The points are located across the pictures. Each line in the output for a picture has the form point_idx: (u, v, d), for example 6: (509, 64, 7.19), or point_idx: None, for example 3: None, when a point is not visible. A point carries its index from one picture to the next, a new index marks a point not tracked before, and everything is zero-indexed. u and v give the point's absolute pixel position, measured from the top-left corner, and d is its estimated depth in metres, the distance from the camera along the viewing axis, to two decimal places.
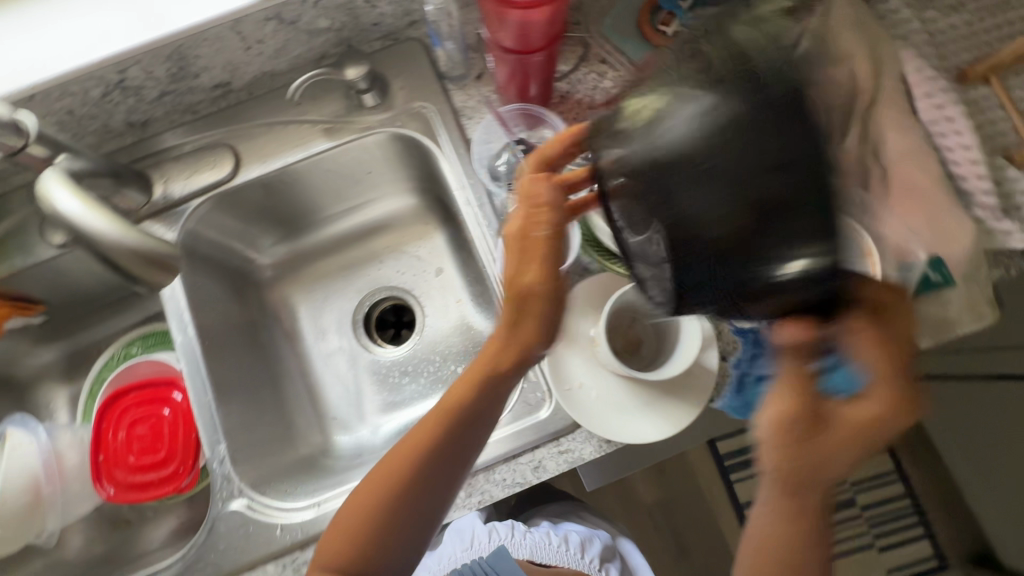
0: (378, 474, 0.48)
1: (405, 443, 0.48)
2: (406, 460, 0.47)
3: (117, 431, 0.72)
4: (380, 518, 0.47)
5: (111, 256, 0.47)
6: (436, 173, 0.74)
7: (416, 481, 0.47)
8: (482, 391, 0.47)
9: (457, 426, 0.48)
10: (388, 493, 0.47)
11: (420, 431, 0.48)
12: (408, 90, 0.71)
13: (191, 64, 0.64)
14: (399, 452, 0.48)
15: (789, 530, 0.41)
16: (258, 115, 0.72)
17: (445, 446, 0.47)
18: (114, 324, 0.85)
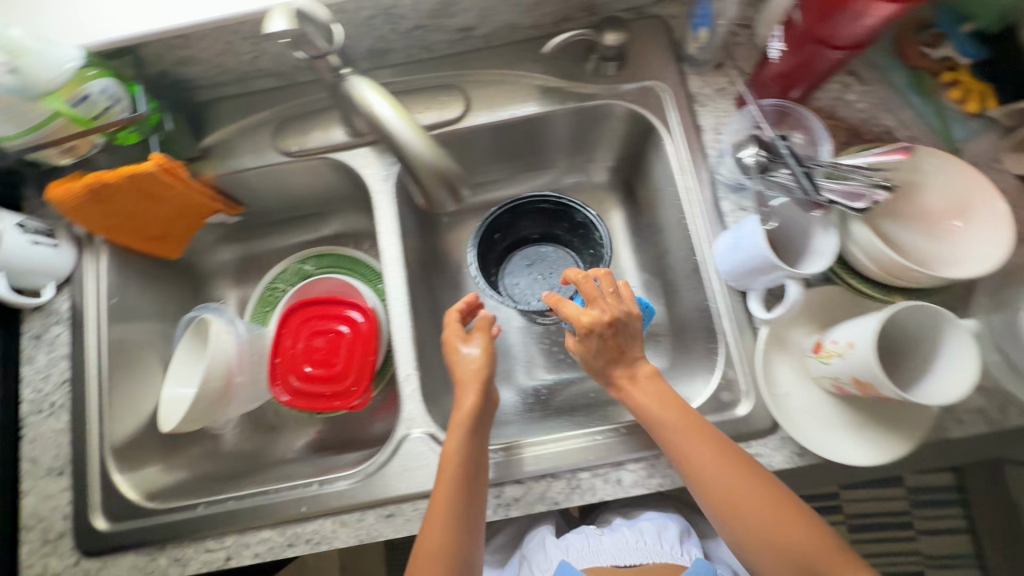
0: (434, 530, 0.52)
1: (440, 489, 0.54)
2: (454, 492, 0.54)
3: (298, 340, 0.75)
4: (452, 553, 0.51)
5: (412, 173, 0.49)
6: (648, 154, 0.74)
7: (466, 472, 0.55)
8: (476, 417, 0.58)
9: (477, 419, 0.58)
10: (454, 555, 0.51)
11: (451, 442, 0.57)
12: (643, 66, 0.71)
13: (455, 4, 0.66)
14: (442, 532, 0.52)
15: (733, 481, 0.51)
16: (490, 64, 0.73)
17: (476, 456, 0.56)
18: (289, 238, 0.88)
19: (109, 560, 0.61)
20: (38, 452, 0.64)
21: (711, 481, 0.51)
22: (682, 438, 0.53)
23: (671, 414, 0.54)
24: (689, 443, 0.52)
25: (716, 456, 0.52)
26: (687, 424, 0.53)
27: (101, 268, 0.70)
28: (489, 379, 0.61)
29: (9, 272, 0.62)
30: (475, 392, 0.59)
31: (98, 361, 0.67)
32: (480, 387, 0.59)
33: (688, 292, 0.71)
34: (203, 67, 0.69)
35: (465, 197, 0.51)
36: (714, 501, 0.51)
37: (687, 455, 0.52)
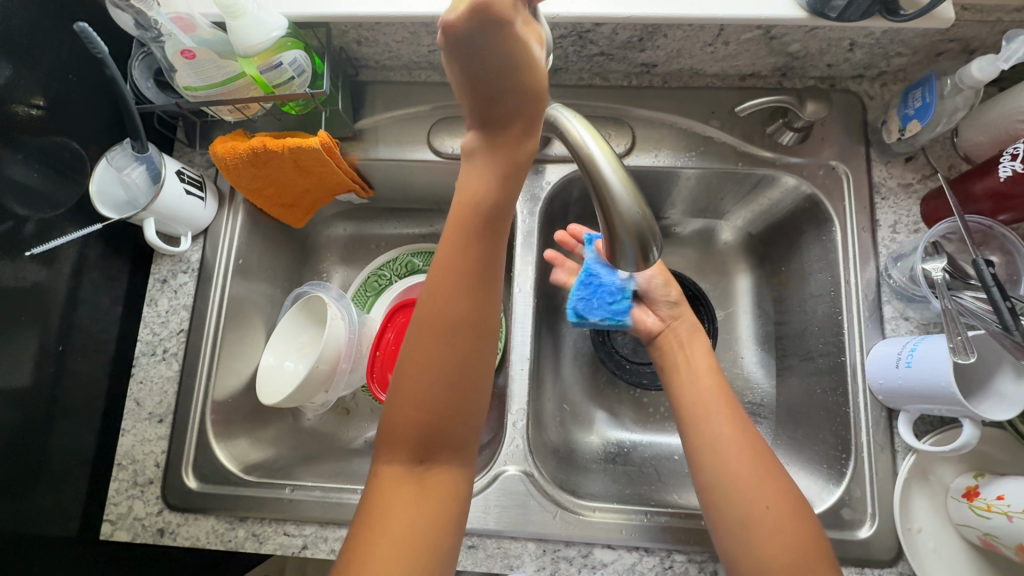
0: (425, 367, 0.47)
1: (437, 313, 0.48)
2: (455, 309, 0.48)
3: (403, 339, 0.74)
4: (438, 395, 0.47)
5: (606, 221, 0.45)
6: (803, 231, 0.69)
7: (469, 278, 0.49)
8: (478, 228, 0.49)
9: (483, 232, 0.50)
10: (441, 396, 0.47)
11: (451, 263, 0.49)
12: (827, 143, 0.66)
13: (650, 41, 0.63)
14: (428, 362, 0.47)
15: (745, 463, 0.51)
16: (662, 104, 0.69)
17: (478, 277, 0.49)
18: (402, 228, 0.86)
19: (189, 519, 0.62)
20: (144, 394, 0.66)
21: (720, 451, 0.52)
22: (705, 409, 0.54)
23: (708, 389, 0.56)
24: (707, 414, 0.54)
25: (734, 432, 0.53)
26: (716, 398, 0.55)
27: (234, 227, 0.70)
28: (516, 165, 0.48)
29: (159, 218, 0.62)
30: (487, 188, 0.49)
31: (216, 318, 0.68)
32: (497, 172, 0.48)
33: (816, 387, 0.66)
34: (377, 50, 0.68)
35: (655, 258, 0.46)
36: (759, 505, 0.49)
37: (704, 425, 0.54)
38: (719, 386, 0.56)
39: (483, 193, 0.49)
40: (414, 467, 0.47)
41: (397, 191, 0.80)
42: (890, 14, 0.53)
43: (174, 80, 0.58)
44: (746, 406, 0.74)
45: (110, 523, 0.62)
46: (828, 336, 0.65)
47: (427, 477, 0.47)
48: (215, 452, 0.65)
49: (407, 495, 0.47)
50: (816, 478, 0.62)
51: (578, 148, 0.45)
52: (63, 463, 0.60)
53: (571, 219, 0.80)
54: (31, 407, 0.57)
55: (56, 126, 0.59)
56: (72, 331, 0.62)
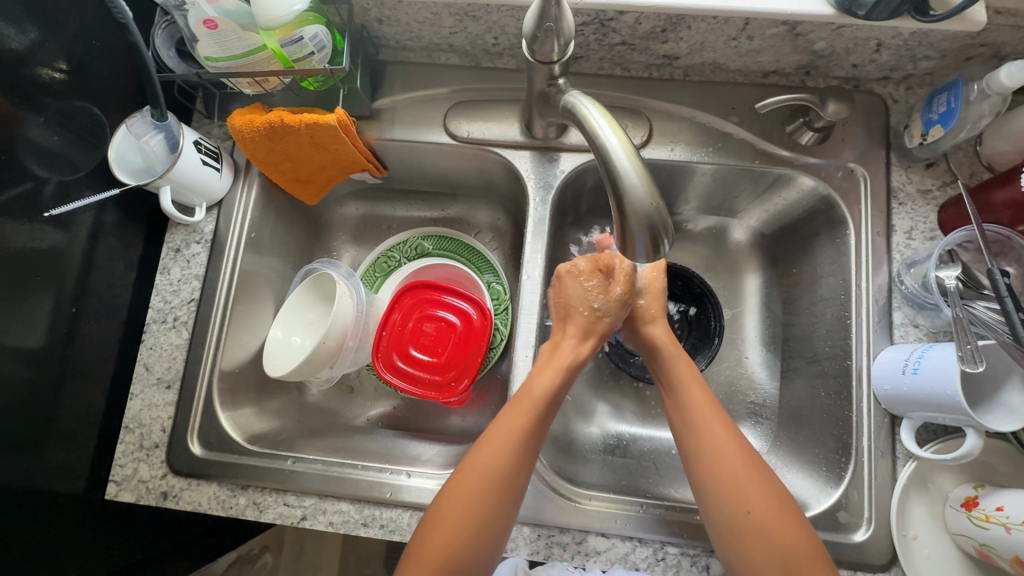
0: (461, 502, 0.50)
1: (477, 461, 0.52)
2: (499, 457, 0.52)
3: (408, 320, 0.74)
4: (467, 515, 0.50)
5: (619, 210, 0.45)
6: (816, 232, 0.69)
7: (534, 437, 0.54)
8: (540, 413, 0.55)
9: (546, 412, 0.55)
10: (470, 516, 0.50)
11: (504, 425, 0.54)
12: (847, 145, 0.65)
13: (673, 32, 0.62)
14: (465, 502, 0.50)
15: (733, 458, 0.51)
16: (682, 97, 0.68)
17: (529, 440, 0.53)
18: (413, 210, 0.86)
19: (193, 484, 0.63)
20: (153, 360, 0.67)
21: (718, 466, 0.51)
22: (700, 419, 0.54)
23: (704, 410, 0.55)
24: (704, 429, 0.53)
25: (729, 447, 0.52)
26: (708, 412, 0.54)
27: (248, 199, 0.71)
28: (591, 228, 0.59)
29: (175, 186, 0.63)
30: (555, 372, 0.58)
31: (226, 289, 0.69)
32: (557, 373, 0.58)
33: (819, 389, 0.66)
34: (399, 29, 0.67)
35: (666, 251, 0.46)
36: (737, 507, 0.49)
37: (703, 441, 0.53)
38: (711, 406, 0.55)
39: (540, 383, 0.57)
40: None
41: (411, 173, 0.80)
42: (920, 14, 0.52)
43: (196, 50, 0.59)
44: (747, 405, 0.74)
45: (116, 483, 0.64)
46: (835, 339, 0.65)
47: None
48: (220, 421, 0.65)
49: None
50: (814, 480, 0.62)
51: (593, 136, 0.47)
52: (72, 422, 0.61)
53: (583, 210, 0.79)
54: (43, 365, 0.58)
55: (77, 89, 0.60)
56: (85, 294, 0.63)
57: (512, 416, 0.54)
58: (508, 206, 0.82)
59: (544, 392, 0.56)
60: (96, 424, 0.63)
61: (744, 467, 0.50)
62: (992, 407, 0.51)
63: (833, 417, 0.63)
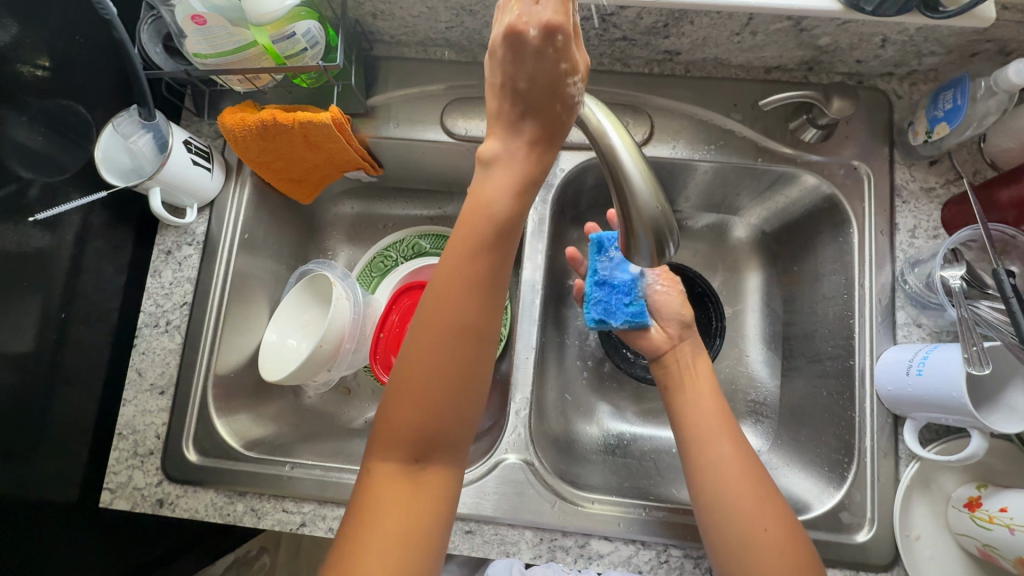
0: (422, 378, 0.46)
1: (435, 328, 0.46)
2: (458, 316, 0.46)
3: (406, 321, 0.74)
4: (427, 386, 0.46)
5: (623, 213, 0.44)
6: (819, 230, 0.68)
7: (474, 283, 0.47)
8: (494, 270, 0.47)
9: (501, 249, 0.48)
10: (434, 391, 0.46)
11: (456, 288, 0.46)
12: (850, 142, 0.65)
13: (675, 27, 0.61)
14: (426, 379, 0.46)
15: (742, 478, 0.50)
16: (683, 93, 0.67)
17: (486, 297, 0.47)
18: (410, 209, 0.85)
19: (189, 491, 0.62)
20: (146, 365, 0.65)
21: (727, 479, 0.50)
22: (709, 434, 0.53)
23: (715, 420, 0.54)
24: (712, 443, 0.52)
25: (732, 449, 0.52)
26: (717, 426, 0.54)
27: (241, 200, 0.69)
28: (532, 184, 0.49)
29: (165, 187, 0.61)
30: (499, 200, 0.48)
31: (220, 292, 0.67)
32: (510, 193, 0.47)
33: (821, 389, 0.66)
34: (394, 24, 0.66)
35: (671, 254, 0.45)
36: (747, 522, 0.48)
37: (710, 453, 0.52)
38: (717, 408, 0.55)
39: (494, 213, 0.47)
40: (409, 465, 0.46)
41: (407, 171, 0.78)
42: (929, 10, 0.51)
43: (184, 46, 0.57)
44: (748, 404, 0.74)
45: (110, 491, 0.62)
46: (837, 338, 0.64)
47: (423, 474, 0.46)
48: (215, 427, 0.64)
49: (400, 488, 0.46)
50: (816, 480, 0.62)
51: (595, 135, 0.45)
52: (64, 430, 0.60)
53: (583, 208, 0.78)
54: (32, 373, 0.57)
55: (61, 88, 0.58)
56: (74, 299, 0.61)
57: (457, 260, 0.47)
58: None
59: (480, 227, 0.47)
60: (88, 432, 0.62)
61: (749, 472, 0.51)
62: (998, 408, 0.51)
63: (835, 417, 0.63)
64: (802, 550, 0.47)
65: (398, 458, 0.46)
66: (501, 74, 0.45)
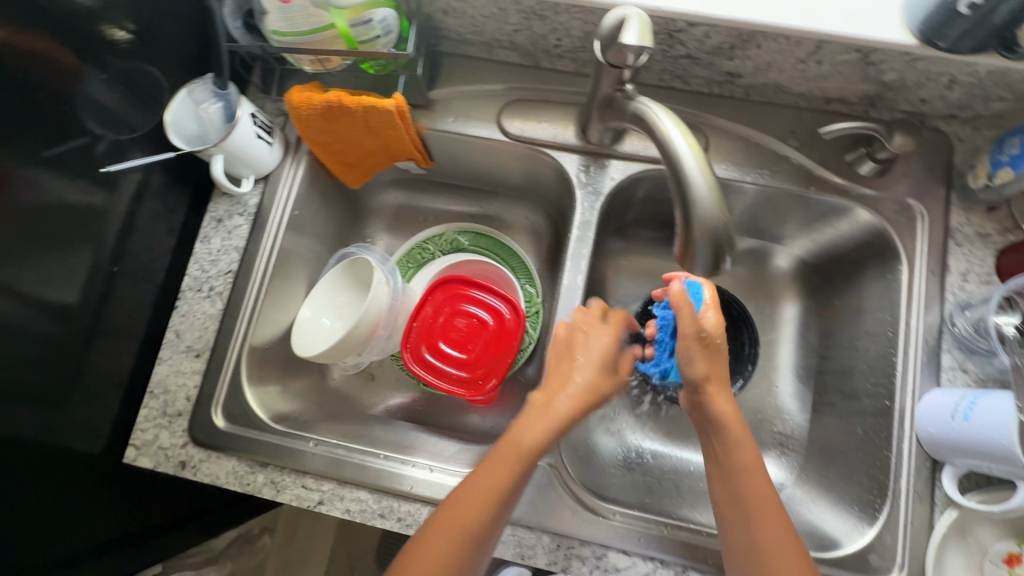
0: (445, 536, 0.47)
1: (468, 497, 0.49)
2: (479, 480, 0.49)
3: (439, 313, 0.73)
4: (444, 536, 0.47)
5: (685, 220, 0.45)
6: (866, 265, 0.67)
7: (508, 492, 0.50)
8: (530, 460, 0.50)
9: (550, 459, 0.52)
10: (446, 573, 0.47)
11: (494, 471, 0.50)
12: (906, 180, 0.64)
13: (741, 50, 0.61)
14: (446, 533, 0.47)
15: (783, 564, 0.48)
16: (740, 118, 0.67)
17: (514, 474, 0.50)
18: (452, 204, 0.85)
19: (212, 456, 0.62)
20: (185, 327, 0.66)
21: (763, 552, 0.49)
22: (744, 513, 0.50)
23: (753, 499, 0.51)
24: (743, 525, 0.50)
25: (770, 527, 0.49)
26: (761, 505, 0.50)
27: (295, 176, 0.70)
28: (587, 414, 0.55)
29: (227, 155, 0.63)
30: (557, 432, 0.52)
31: (264, 264, 0.68)
32: (551, 430, 0.51)
33: (857, 427, 0.64)
34: (463, 22, 0.67)
35: (726, 267, 0.45)
36: None
37: (741, 536, 0.50)
38: (754, 475, 0.52)
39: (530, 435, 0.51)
40: None
41: (455, 167, 0.80)
42: (1006, 51, 0.51)
43: (265, 24, 0.59)
44: (773, 434, 0.72)
45: (136, 447, 0.63)
46: (878, 376, 0.63)
47: None
48: (245, 396, 0.65)
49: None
50: (844, 520, 0.60)
51: (663, 141, 0.46)
52: (97, 382, 0.61)
53: (625, 221, 0.78)
54: (77, 321, 0.58)
55: (140, 50, 0.60)
56: (123, 255, 0.62)
57: (498, 450, 0.51)
58: (548, 209, 0.81)
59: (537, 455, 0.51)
60: (120, 386, 0.63)
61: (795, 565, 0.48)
62: None
63: (870, 456, 0.61)
64: None
65: None
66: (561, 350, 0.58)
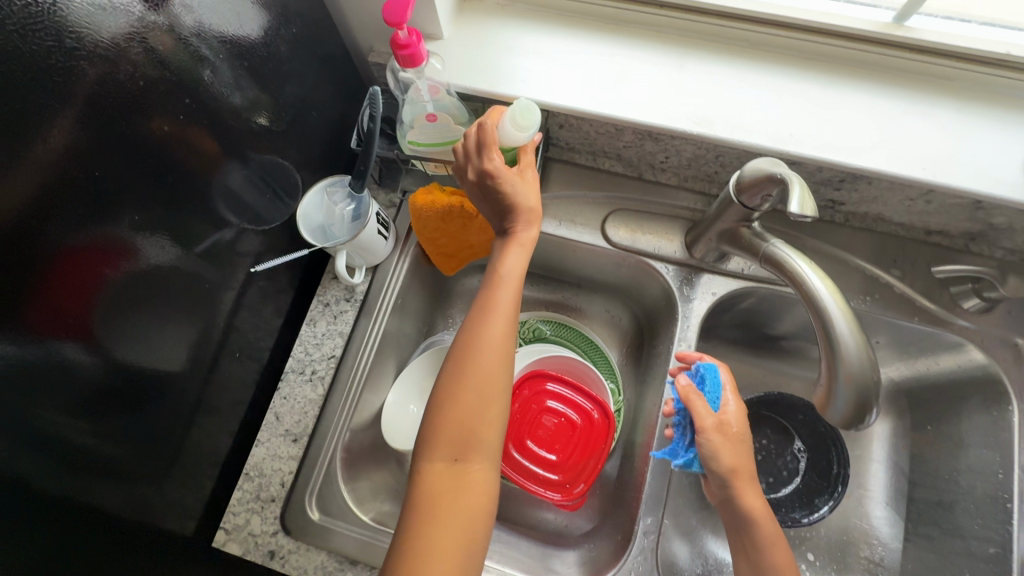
0: (469, 399, 0.50)
1: (487, 354, 0.51)
2: (491, 333, 0.52)
3: (527, 410, 0.73)
4: (477, 423, 0.50)
5: (830, 369, 0.46)
6: (966, 399, 0.67)
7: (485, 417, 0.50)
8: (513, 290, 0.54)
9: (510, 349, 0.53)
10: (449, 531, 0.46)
11: (474, 397, 0.50)
12: (1009, 317, 0.64)
13: (850, 185, 0.63)
14: (471, 398, 0.50)
15: None
16: (839, 241, 0.69)
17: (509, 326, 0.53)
18: (536, 294, 0.87)
19: (301, 548, 0.62)
20: (284, 411, 0.67)
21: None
22: None
23: None
24: None
25: None
26: None
27: (402, 266, 0.73)
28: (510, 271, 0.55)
29: (349, 250, 0.65)
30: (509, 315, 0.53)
31: (368, 353, 0.69)
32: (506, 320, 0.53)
33: (962, 569, 0.62)
34: (575, 135, 0.71)
35: (869, 421, 0.46)
36: None
37: None
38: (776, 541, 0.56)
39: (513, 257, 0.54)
40: None
41: (547, 261, 0.82)
42: None
43: (401, 134, 0.64)
44: (863, 561, 0.70)
45: (225, 531, 0.63)
46: (986, 518, 0.61)
47: None
48: (338, 485, 0.64)
49: (452, 494, 0.48)
50: None
51: (805, 287, 0.48)
52: (195, 458, 0.61)
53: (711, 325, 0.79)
54: (184, 399, 0.58)
55: (278, 145, 0.64)
56: (233, 331, 0.64)
57: (496, 286, 0.54)
58: (633, 307, 0.82)
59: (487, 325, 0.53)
60: (215, 464, 0.63)
61: None
62: None
63: None
64: None
65: None
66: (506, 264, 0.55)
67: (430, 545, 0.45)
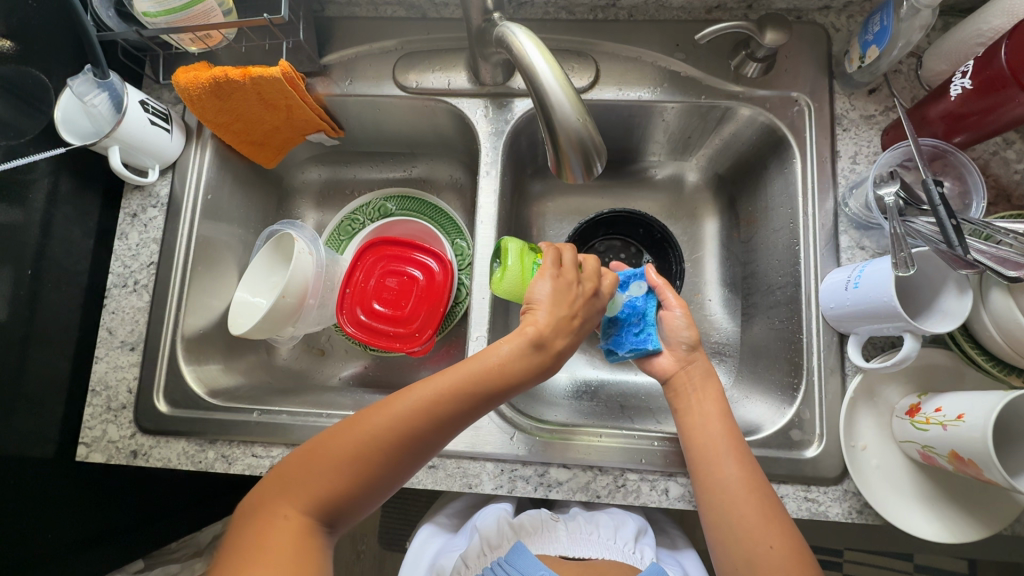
0: (444, 390, 0.49)
1: (432, 385, 0.49)
2: (504, 357, 0.50)
3: (367, 277, 0.75)
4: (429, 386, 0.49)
5: (549, 130, 0.46)
6: (767, 166, 0.70)
7: (439, 420, 0.48)
8: (499, 385, 0.50)
9: (506, 384, 0.50)
10: (365, 445, 0.47)
11: (447, 397, 0.48)
12: (791, 78, 0.66)
13: None
14: (447, 375, 0.49)
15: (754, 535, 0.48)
16: (628, 38, 0.69)
17: (477, 399, 0.49)
18: (376, 173, 0.86)
19: (161, 441, 0.64)
20: (116, 323, 0.68)
21: (735, 542, 0.49)
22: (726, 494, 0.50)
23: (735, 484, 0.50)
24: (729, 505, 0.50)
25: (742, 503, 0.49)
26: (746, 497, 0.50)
27: (202, 161, 0.71)
28: (544, 362, 0.52)
29: (124, 146, 0.63)
30: (519, 349, 0.51)
31: (185, 252, 0.70)
32: (529, 357, 0.51)
33: (775, 320, 0.67)
34: None
35: (599, 170, 0.48)
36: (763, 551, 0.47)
37: (728, 511, 0.50)
38: (719, 458, 0.52)
39: (504, 351, 0.50)
40: (306, 509, 0.46)
41: (370, 133, 0.80)
42: None
43: (133, 7, 0.60)
44: (711, 346, 0.75)
45: (86, 444, 0.64)
46: (787, 267, 0.66)
47: (320, 501, 0.46)
48: (184, 377, 0.67)
49: (375, 416, 0.48)
50: (772, 405, 0.64)
51: (521, 59, 0.47)
52: (41, 390, 0.61)
53: (542, 159, 0.80)
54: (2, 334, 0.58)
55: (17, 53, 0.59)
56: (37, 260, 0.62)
57: (532, 335, 0.51)
58: (467, 161, 0.82)
59: (499, 367, 0.50)
60: (62, 392, 0.63)
61: (764, 512, 0.49)
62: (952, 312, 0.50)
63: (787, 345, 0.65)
64: (777, 513, 0.49)
65: (299, 494, 0.46)
66: (563, 301, 0.53)
67: (341, 447, 0.47)
